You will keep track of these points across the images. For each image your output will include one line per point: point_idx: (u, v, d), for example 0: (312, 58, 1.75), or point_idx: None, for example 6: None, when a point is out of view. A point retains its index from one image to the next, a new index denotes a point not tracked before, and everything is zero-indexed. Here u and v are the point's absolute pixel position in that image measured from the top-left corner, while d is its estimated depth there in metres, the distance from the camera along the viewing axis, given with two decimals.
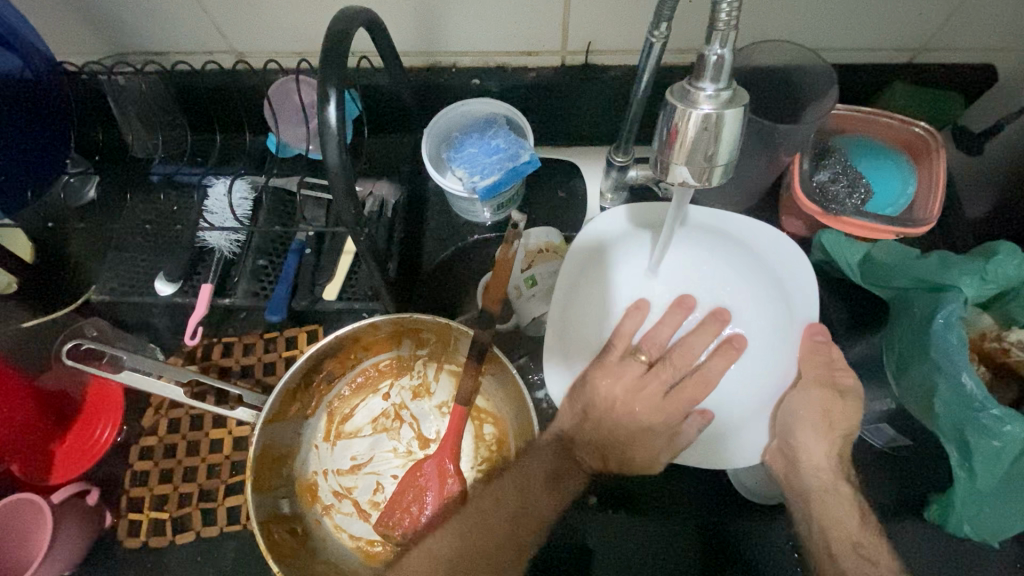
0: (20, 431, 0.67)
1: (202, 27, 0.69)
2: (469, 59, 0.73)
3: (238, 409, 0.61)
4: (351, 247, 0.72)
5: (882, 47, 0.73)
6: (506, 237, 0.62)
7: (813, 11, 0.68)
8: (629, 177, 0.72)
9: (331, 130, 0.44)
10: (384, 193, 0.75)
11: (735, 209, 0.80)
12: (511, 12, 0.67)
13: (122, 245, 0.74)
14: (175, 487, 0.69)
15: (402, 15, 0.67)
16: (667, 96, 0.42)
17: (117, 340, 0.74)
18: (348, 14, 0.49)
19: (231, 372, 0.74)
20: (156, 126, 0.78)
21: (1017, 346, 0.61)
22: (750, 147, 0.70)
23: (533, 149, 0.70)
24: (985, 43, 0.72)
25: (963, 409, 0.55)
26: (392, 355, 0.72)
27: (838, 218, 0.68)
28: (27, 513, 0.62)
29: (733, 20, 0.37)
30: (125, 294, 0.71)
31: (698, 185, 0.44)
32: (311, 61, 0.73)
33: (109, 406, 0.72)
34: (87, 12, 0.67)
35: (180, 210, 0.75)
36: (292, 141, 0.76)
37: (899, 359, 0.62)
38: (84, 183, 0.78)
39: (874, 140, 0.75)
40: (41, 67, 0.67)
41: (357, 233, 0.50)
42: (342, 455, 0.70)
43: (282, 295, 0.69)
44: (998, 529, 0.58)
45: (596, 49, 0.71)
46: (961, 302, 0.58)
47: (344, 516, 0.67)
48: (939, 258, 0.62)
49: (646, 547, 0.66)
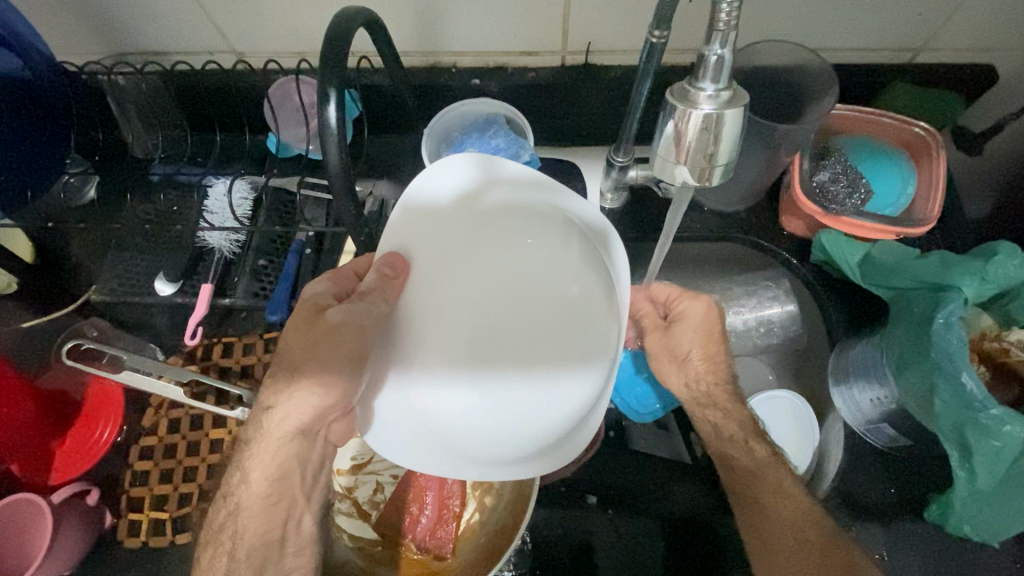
0: (21, 432, 0.67)
1: (203, 27, 0.69)
2: (470, 59, 0.73)
3: (238, 409, 0.63)
4: (350, 248, 0.71)
5: (882, 47, 0.73)
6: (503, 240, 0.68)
7: (813, 12, 0.68)
8: (628, 177, 0.72)
9: (331, 130, 0.44)
10: (385, 194, 0.76)
11: (735, 209, 0.80)
12: (511, 11, 0.67)
13: (122, 244, 0.73)
14: (175, 487, 0.69)
15: (402, 15, 0.67)
16: (667, 96, 0.42)
17: (117, 340, 0.73)
18: (349, 15, 0.49)
19: (231, 372, 0.73)
20: (156, 126, 0.78)
21: (1016, 346, 0.62)
22: (751, 146, 0.69)
23: (532, 149, 0.71)
24: (985, 43, 0.72)
25: (963, 409, 0.55)
26: None
27: (839, 218, 0.69)
28: (30, 513, 0.62)
29: (733, 21, 0.37)
30: (125, 295, 0.72)
31: (698, 184, 0.44)
32: (311, 61, 0.73)
33: (110, 406, 0.72)
34: (88, 12, 0.67)
35: (180, 210, 0.74)
36: (292, 141, 0.76)
37: (899, 358, 0.62)
38: (84, 183, 0.77)
39: (875, 140, 0.74)
40: (40, 66, 0.67)
41: (357, 232, 0.50)
42: (341, 454, 0.66)
43: (283, 295, 0.69)
44: (997, 527, 0.59)
45: (596, 49, 0.71)
46: (961, 302, 0.58)
47: (344, 517, 0.65)
48: (939, 258, 0.62)
49: (646, 548, 0.66)
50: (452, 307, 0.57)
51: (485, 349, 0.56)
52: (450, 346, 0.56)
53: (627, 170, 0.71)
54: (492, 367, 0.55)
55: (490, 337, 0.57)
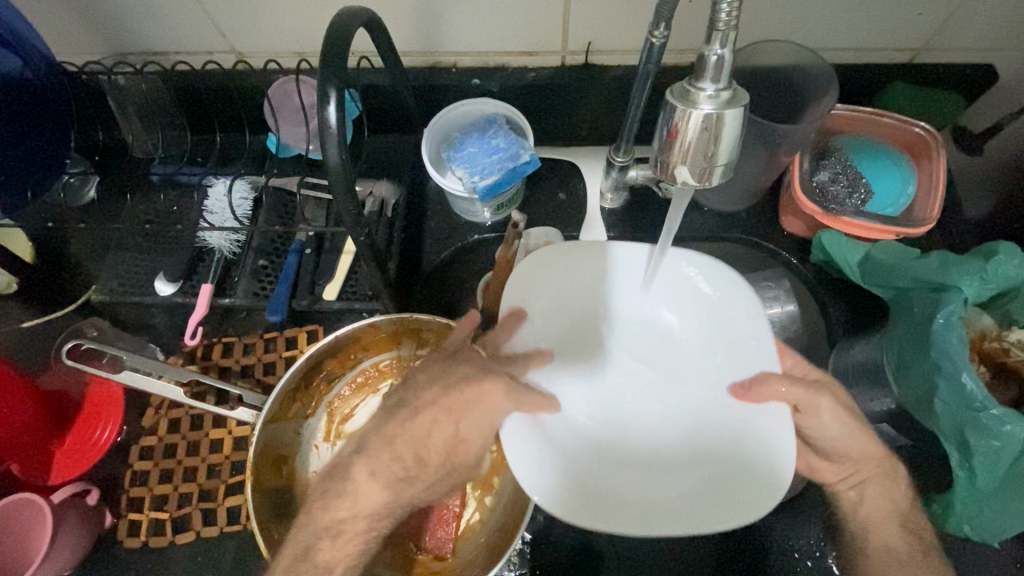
0: (20, 431, 0.67)
1: (203, 27, 0.69)
2: (470, 59, 0.73)
3: (238, 409, 0.62)
4: (351, 247, 0.72)
5: (882, 47, 0.73)
6: (507, 238, 0.69)
7: (814, 12, 0.68)
8: (628, 177, 0.72)
9: (331, 130, 0.44)
10: (384, 194, 0.75)
11: (735, 209, 0.80)
12: (511, 12, 0.67)
13: (122, 244, 0.74)
14: (175, 487, 0.69)
15: (403, 16, 0.67)
16: (667, 96, 0.42)
17: (117, 340, 0.73)
18: (349, 15, 0.49)
19: (231, 372, 0.73)
20: (156, 126, 0.78)
21: (1017, 346, 0.62)
22: (750, 146, 0.70)
23: (533, 149, 0.70)
24: (985, 43, 0.72)
25: (963, 409, 0.55)
26: (392, 355, 0.72)
27: (838, 218, 0.68)
28: (30, 513, 0.62)
29: (733, 21, 0.37)
30: (125, 294, 0.71)
31: (698, 185, 0.44)
32: (312, 61, 0.73)
33: (110, 406, 0.73)
34: (88, 12, 0.67)
35: (180, 210, 0.75)
36: (292, 142, 0.76)
37: (900, 358, 0.62)
38: (84, 183, 0.77)
39: (875, 139, 0.74)
40: (39, 66, 0.66)
41: (357, 232, 0.50)
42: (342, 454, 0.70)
43: (282, 295, 0.69)
44: (999, 528, 0.58)
45: (596, 49, 0.71)
46: (961, 302, 0.58)
47: None
48: (939, 259, 0.62)
49: (645, 548, 0.66)
50: (607, 384, 0.54)
51: (618, 373, 0.55)
52: (619, 408, 0.53)
53: (627, 170, 0.71)
54: (672, 364, 0.55)
55: (613, 420, 0.52)
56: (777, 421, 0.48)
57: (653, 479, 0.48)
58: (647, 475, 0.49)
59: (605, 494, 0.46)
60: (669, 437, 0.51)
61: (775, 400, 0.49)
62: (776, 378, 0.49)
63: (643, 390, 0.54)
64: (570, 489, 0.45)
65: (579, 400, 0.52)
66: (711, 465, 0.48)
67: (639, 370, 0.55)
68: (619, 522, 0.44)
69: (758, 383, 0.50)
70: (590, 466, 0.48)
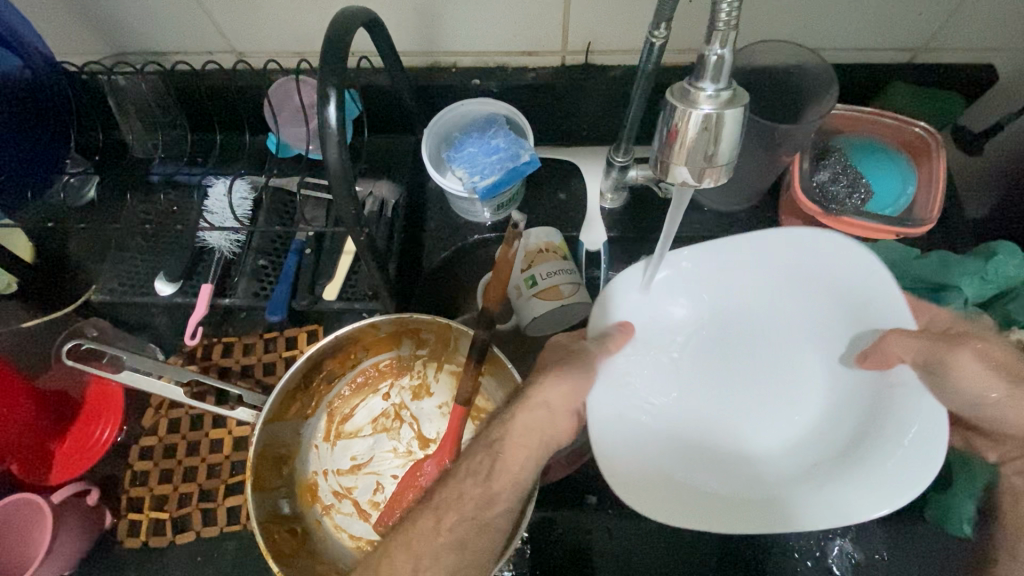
0: (21, 431, 0.67)
1: (203, 27, 0.69)
2: (470, 59, 0.73)
3: (238, 409, 0.62)
4: (351, 247, 0.72)
5: (882, 47, 0.73)
6: (506, 237, 0.60)
7: (813, 12, 0.68)
8: (628, 177, 0.72)
9: (331, 130, 0.44)
10: (384, 193, 0.75)
11: (734, 209, 0.80)
12: (512, 12, 0.67)
13: (122, 245, 0.74)
14: (176, 487, 0.69)
15: (403, 16, 0.67)
16: (667, 96, 0.42)
17: (117, 340, 0.74)
18: (349, 15, 0.49)
19: (231, 372, 0.73)
20: (156, 126, 0.78)
21: None
22: (750, 146, 0.70)
23: (533, 149, 0.70)
24: (984, 43, 0.72)
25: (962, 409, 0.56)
26: (392, 355, 0.72)
27: (838, 218, 0.68)
28: (29, 513, 0.62)
29: (733, 21, 0.37)
30: (125, 294, 0.71)
31: (698, 185, 0.44)
32: (312, 61, 0.73)
33: (110, 406, 0.72)
34: (88, 12, 0.67)
35: (180, 210, 0.75)
36: (292, 141, 0.76)
37: None
38: (85, 183, 0.77)
39: (875, 139, 0.74)
40: (40, 66, 0.67)
41: (357, 232, 0.50)
42: (342, 455, 0.70)
43: (282, 295, 0.69)
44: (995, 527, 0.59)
45: (595, 49, 0.71)
46: (961, 303, 0.59)
47: (344, 516, 0.67)
48: (940, 258, 0.62)
49: (646, 548, 0.66)
50: (709, 379, 0.55)
51: (772, 379, 0.55)
52: (706, 410, 0.54)
53: (626, 170, 0.71)
54: (790, 360, 0.56)
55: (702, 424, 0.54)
56: (902, 390, 0.49)
57: (710, 500, 0.48)
58: (744, 440, 0.53)
59: (669, 506, 0.47)
60: (810, 454, 0.52)
61: (902, 362, 0.49)
62: (895, 338, 0.48)
63: (755, 381, 0.55)
64: (660, 488, 0.48)
65: (699, 404, 0.54)
66: (863, 426, 0.50)
67: (715, 366, 0.56)
68: (677, 517, 0.47)
69: (873, 350, 0.50)
70: (685, 446, 0.52)
